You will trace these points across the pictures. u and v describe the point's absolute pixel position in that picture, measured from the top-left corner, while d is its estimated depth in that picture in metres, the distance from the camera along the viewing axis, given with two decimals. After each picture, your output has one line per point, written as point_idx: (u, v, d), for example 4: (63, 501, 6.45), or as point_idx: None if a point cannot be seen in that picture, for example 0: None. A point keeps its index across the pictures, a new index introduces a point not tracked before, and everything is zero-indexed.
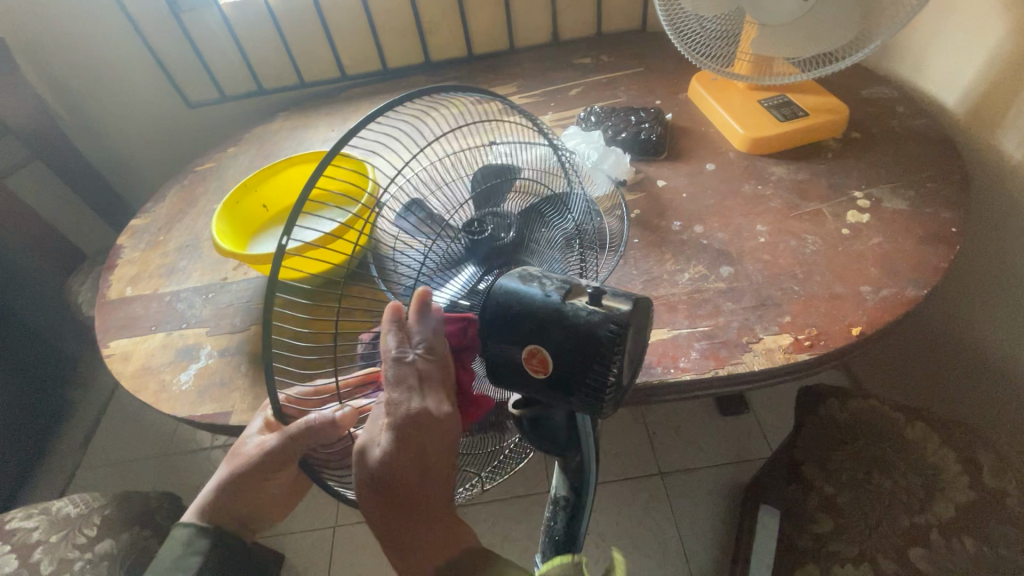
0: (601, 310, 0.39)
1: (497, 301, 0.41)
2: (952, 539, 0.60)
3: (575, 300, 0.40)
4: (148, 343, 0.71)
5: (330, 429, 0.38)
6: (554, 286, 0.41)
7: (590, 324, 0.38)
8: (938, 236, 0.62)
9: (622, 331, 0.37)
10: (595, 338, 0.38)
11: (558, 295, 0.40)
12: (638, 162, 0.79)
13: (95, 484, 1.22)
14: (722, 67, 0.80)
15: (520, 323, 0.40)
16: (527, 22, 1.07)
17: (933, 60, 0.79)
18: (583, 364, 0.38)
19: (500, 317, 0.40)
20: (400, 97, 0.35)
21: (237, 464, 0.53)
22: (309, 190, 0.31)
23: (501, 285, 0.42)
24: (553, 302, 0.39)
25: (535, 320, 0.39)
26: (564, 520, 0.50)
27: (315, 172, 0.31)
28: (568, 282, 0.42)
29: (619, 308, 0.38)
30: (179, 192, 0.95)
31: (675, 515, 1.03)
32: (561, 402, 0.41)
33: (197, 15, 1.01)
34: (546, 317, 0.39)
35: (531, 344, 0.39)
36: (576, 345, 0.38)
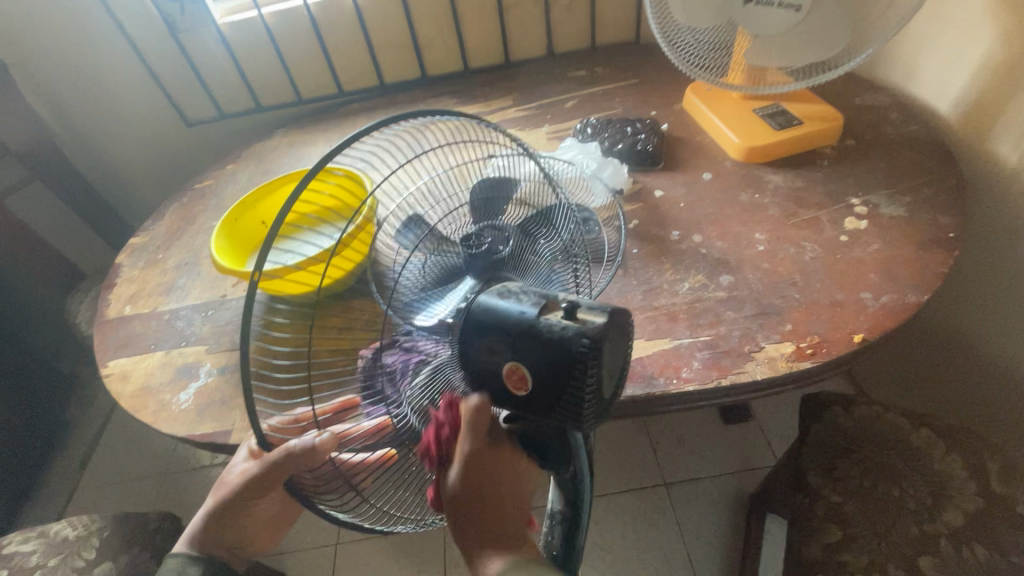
0: (575, 324, 0.38)
1: (475, 319, 0.40)
2: (963, 549, 0.59)
3: (551, 315, 0.39)
4: (147, 361, 0.71)
5: (309, 454, 0.37)
6: (530, 301, 0.40)
7: (564, 340, 0.37)
8: (937, 242, 0.62)
9: (595, 346, 0.37)
10: (570, 353, 0.37)
11: (533, 311, 0.39)
12: (635, 173, 0.79)
13: (94, 505, 1.21)
14: (717, 78, 0.81)
15: (495, 341, 0.39)
16: (523, 36, 1.08)
17: (925, 67, 0.79)
18: (561, 379, 0.38)
19: (478, 335, 0.40)
20: (373, 123, 0.36)
21: (224, 495, 0.52)
22: (287, 210, 0.32)
23: (479, 303, 0.41)
24: (527, 318, 0.39)
25: (510, 337, 0.39)
26: (562, 535, 0.48)
27: (293, 195, 0.32)
28: (544, 296, 0.41)
29: (593, 321, 0.38)
30: (179, 210, 0.95)
31: (681, 526, 1.02)
32: (541, 416, 0.40)
33: (195, 34, 1.02)
34: (520, 334, 0.39)
35: (510, 361, 0.39)
36: (552, 360, 0.37)
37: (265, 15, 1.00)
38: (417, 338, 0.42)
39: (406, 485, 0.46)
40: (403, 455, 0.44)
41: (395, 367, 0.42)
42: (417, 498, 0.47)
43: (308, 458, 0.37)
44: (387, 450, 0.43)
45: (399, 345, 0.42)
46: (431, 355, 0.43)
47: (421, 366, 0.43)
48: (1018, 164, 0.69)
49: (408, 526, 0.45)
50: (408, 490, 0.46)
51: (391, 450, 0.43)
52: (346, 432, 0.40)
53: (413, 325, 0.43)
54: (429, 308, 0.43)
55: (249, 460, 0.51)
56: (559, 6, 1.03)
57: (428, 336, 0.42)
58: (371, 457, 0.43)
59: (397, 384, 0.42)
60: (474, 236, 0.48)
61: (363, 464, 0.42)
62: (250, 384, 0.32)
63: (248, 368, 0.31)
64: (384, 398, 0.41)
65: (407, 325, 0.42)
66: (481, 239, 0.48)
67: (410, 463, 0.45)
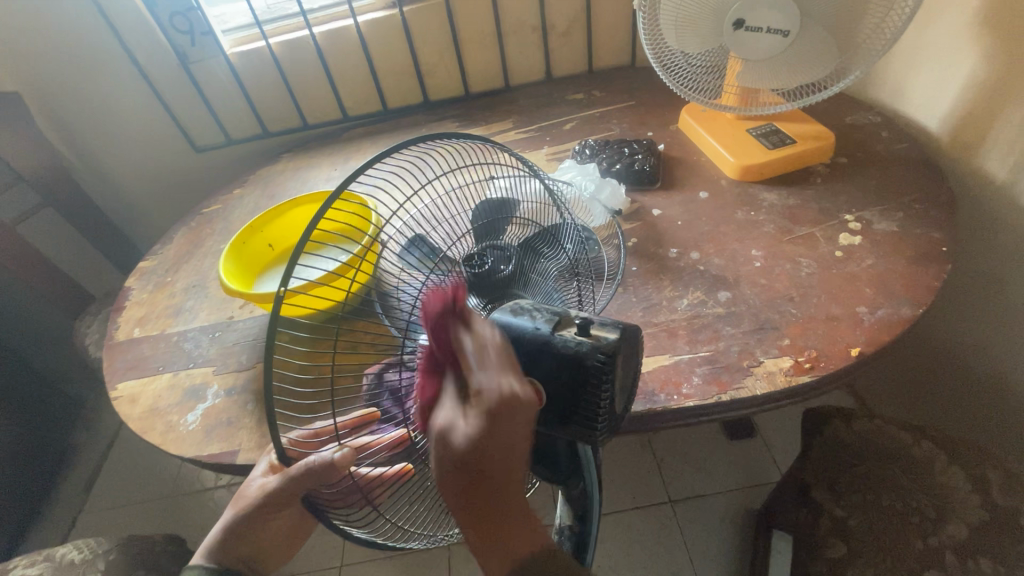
0: (589, 340, 0.39)
1: None
2: (968, 562, 0.59)
3: (563, 331, 0.40)
4: (156, 383, 0.72)
5: (328, 468, 0.38)
6: (543, 318, 0.41)
7: (579, 355, 0.39)
8: (930, 256, 0.64)
9: (610, 361, 0.38)
10: (585, 367, 0.38)
11: (547, 327, 0.40)
12: (633, 192, 0.81)
13: (97, 528, 1.20)
14: (708, 99, 0.83)
15: (511, 356, 0.40)
16: (522, 61, 1.11)
17: (914, 87, 0.82)
18: (575, 392, 0.39)
19: None
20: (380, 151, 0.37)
21: (241, 507, 0.53)
22: (311, 232, 0.33)
23: (494, 320, 0.42)
24: (543, 334, 0.40)
25: (527, 352, 0.40)
26: (570, 551, 0.49)
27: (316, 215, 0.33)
28: (558, 313, 0.42)
29: (607, 338, 0.39)
30: (187, 233, 0.97)
31: (687, 544, 1.01)
32: (555, 430, 0.41)
33: (205, 64, 1.06)
34: (537, 350, 0.40)
35: (525, 376, 0.40)
36: (566, 373, 0.39)
37: (272, 45, 1.04)
38: None
39: (422, 500, 0.46)
40: (419, 471, 0.44)
41: (399, 387, 0.40)
42: (432, 514, 0.47)
43: (327, 473, 0.38)
44: (404, 466, 0.44)
45: (410, 365, 0.40)
46: None
47: None
48: (1008, 179, 0.71)
49: (419, 540, 0.46)
50: (423, 505, 0.47)
51: (410, 467, 0.44)
52: (367, 445, 0.41)
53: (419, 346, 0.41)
54: None
55: (267, 475, 0.51)
56: (556, 33, 1.07)
57: None
58: (388, 472, 0.43)
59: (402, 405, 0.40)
60: (477, 257, 0.50)
61: (380, 479, 0.43)
62: (273, 398, 0.33)
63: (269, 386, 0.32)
64: (393, 416, 0.41)
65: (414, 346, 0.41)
66: (484, 259, 0.50)
67: (426, 479, 0.46)
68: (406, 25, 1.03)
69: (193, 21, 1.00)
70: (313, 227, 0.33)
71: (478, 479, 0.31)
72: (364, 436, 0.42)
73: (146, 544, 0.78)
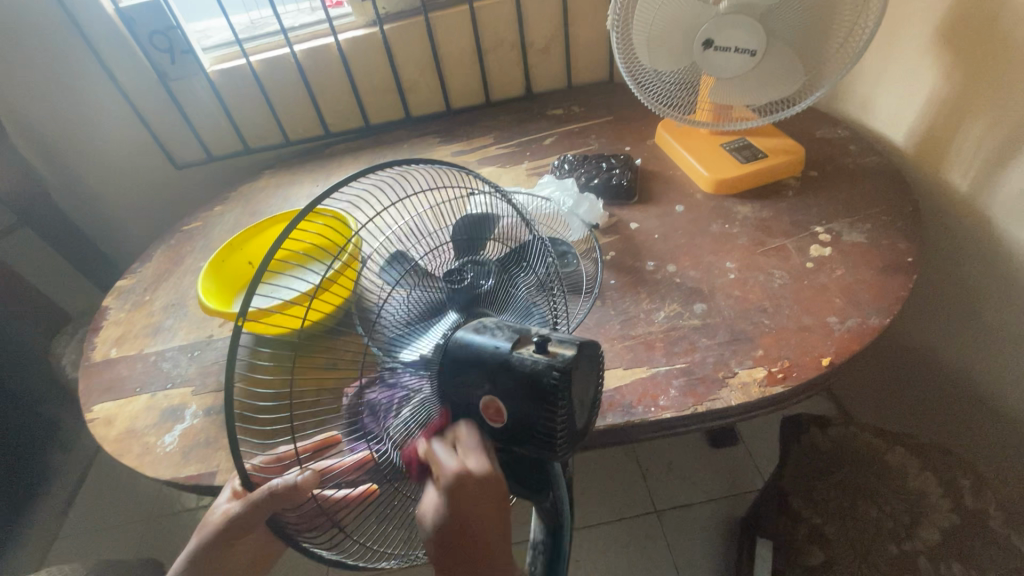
0: (545, 357, 0.40)
1: (455, 354, 0.43)
2: (940, 565, 0.60)
3: (522, 349, 0.41)
4: (132, 405, 0.71)
5: (292, 492, 0.39)
6: (505, 336, 0.43)
7: (535, 372, 0.39)
8: (897, 266, 0.66)
9: (564, 377, 0.39)
10: (541, 385, 0.39)
11: (506, 345, 0.41)
12: (611, 206, 0.82)
13: (75, 553, 1.18)
14: (684, 115, 0.85)
15: (473, 373, 0.42)
16: (502, 78, 1.13)
17: (878, 102, 0.85)
18: (533, 409, 0.40)
19: (458, 369, 0.43)
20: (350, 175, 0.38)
21: (203, 536, 0.51)
22: (273, 254, 0.34)
23: (458, 338, 0.44)
24: (501, 351, 0.41)
25: (487, 369, 0.41)
26: (543, 566, 0.48)
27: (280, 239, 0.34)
28: (518, 330, 0.43)
29: (562, 354, 0.40)
30: (166, 251, 0.97)
31: (673, 554, 1.01)
32: (522, 446, 0.42)
33: (185, 82, 1.06)
34: (496, 367, 0.41)
35: (489, 394, 0.41)
36: (524, 390, 0.40)
37: (253, 63, 1.05)
38: (400, 374, 0.43)
39: (388, 519, 0.47)
40: (384, 489, 0.45)
41: (378, 403, 0.42)
42: (399, 532, 0.47)
43: (290, 495, 0.39)
44: (370, 485, 0.44)
45: (381, 381, 0.42)
46: (414, 390, 0.44)
47: (404, 403, 0.44)
48: (970, 190, 0.74)
49: (388, 560, 0.46)
50: (389, 524, 0.47)
51: (373, 485, 0.44)
52: (329, 468, 0.41)
53: (397, 362, 0.43)
54: (412, 344, 0.44)
55: (231, 501, 0.51)
56: (535, 50, 1.09)
57: (411, 371, 0.44)
58: (352, 494, 0.43)
59: (380, 419, 0.43)
60: (456, 272, 0.50)
61: (345, 500, 0.43)
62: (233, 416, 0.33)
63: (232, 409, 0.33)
64: (370, 434, 0.42)
65: (392, 363, 0.42)
66: (463, 275, 0.50)
67: (392, 497, 0.46)
68: (387, 43, 1.05)
69: (173, 40, 1.00)
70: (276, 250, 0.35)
71: (458, 539, 0.40)
72: (325, 459, 0.42)
73: (122, 571, 0.77)
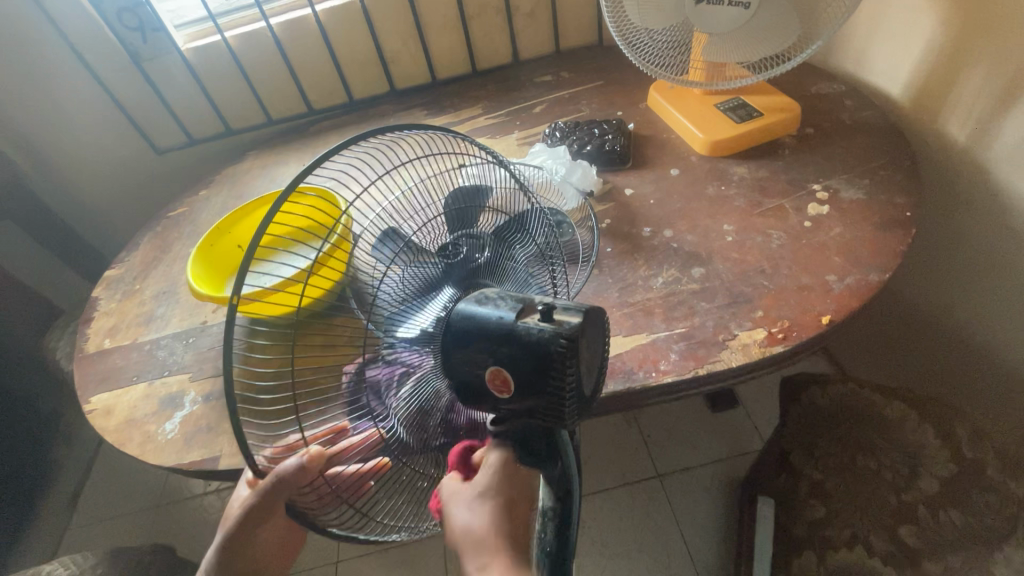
0: (551, 325, 0.39)
1: (458, 328, 0.42)
2: (939, 514, 0.61)
3: (528, 318, 0.40)
4: (130, 394, 0.70)
5: (300, 474, 0.40)
6: (508, 306, 0.42)
7: (542, 342, 0.39)
8: (894, 221, 0.65)
9: (572, 345, 0.38)
10: (549, 353, 0.38)
11: (511, 315, 0.40)
12: (605, 173, 0.81)
13: (87, 543, 1.19)
14: (675, 75, 0.82)
15: (478, 346, 0.41)
16: (487, 44, 1.09)
17: (874, 53, 0.82)
18: (540, 377, 0.39)
19: (462, 344, 0.41)
20: (337, 144, 0.37)
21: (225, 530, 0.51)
22: (260, 237, 0.33)
23: (458, 311, 0.43)
24: (507, 321, 0.40)
25: (492, 340, 0.40)
26: (554, 530, 0.47)
27: (266, 217, 0.34)
28: (522, 299, 0.42)
29: (569, 321, 0.39)
30: (154, 239, 0.95)
31: (676, 516, 1.03)
32: (531, 416, 0.42)
33: (158, 61, 1.02)
34: (502, 338, 0.40)
35: (494, 365, 0.40)
36: (533, 360, 0.39)
37: (228, 39, 1.01)
38: (400, 351, 0.43)
39: (399, 492, 0.47)
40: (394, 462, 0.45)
41: (379, 380, 0.42)
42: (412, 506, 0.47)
43: (300, 476, 0.40)
44: (380, 459, 0.44)
45: (381, 359, 0.42)
46: (414, 366, 0.44)
47: (405, 378, 0.44)
48: (967, 142, 0.73)
49: (401, 533, 0.46)
50: (400, 499, 0.47)
51: (383, 458, 0.44)
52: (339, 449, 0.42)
53: (396, 339, 0.43)
54: (409, 321, 0.44)
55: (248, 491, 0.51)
56: (521, 14, 1.05)
57: (409, 348, 0.43)
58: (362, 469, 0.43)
59: (382, 397, 0.43)
60: (451, 246, 0.49)
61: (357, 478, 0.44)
62: (233, 395, 0.33)
63: (232, 394, 0.33)
64: (375, 412, 0.42)
65: (391, 340, 0.42)
66: (458, 249, 0.50)
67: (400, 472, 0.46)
68: (366, 12, 1.01)
69: (142, 17, 0.96)
70: (262, 233, 0.33)
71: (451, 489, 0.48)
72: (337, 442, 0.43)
73: (134, 557, 0.77)
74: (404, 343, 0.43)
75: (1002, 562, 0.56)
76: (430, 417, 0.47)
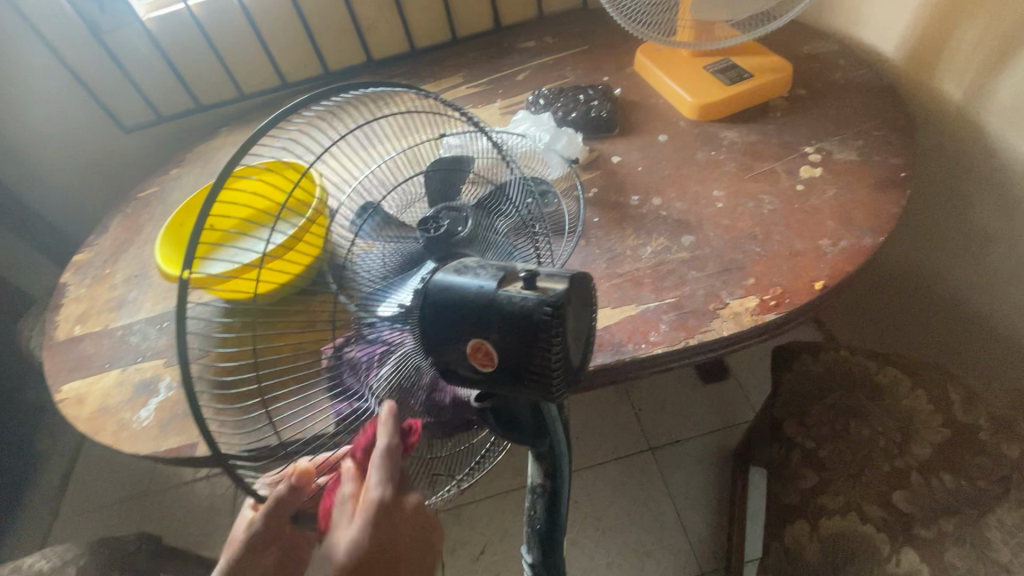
0: (535, 293, 0.37)
1: (433, 298, 0.39)
2: (932, 480, 0.60)
3: (509, 287, 0.38)
4: (103, 382, 0.67)
5: (294, 491, 0.40)
6: (488, 274, 0.39)
7: (526, 310, 0.36)
8: (889, 182, 0.63)
9: (558, 313, 0.36)
10: (534, 322, 0.36)
11: (491, 284, 0.38)
12: (591, 141, 0.78)
13: (74, 534, 1.18)
14: (663, 36, 0.79)
15: (456, 317, 0.38)
16: (467, 9, 1.04)
17: (869, 9, 0.79)
18: (525, 349, 0.37)
19: (439, 315, 0.38)
20: (289, 106, 0.34)
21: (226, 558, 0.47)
22: (209, 207, 0.31)
23: (434, 280, 0.39)
24: (487, 291, 0.37)
25: (473, 313, 0.38)
26: (544, 508, 0.47)
27: (212, 192, 0.31)
28: (503, 268, 0.40)
29: (554, 289, 0.37)
30: (123, 221, 0.91)
31: (669, 488, 1.04)
32: (515, 391, 0.39)
33: (118, 33, 0.96)
34: (481, 308, 0.37)
35: (474, 337, 0.38)
36: (518, 330, 0.36)
37: (192, 7, 0.95)
38: (379, 329, 0.41)
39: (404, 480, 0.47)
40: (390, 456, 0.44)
41: (357, 359, 0.42)
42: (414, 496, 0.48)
43: (295, 495, 0.40)
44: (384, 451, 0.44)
45: (360, 338, 0.42)
46: (394, 345, 0.42)
47: (384, 357, 0.42)
48: (963, 100, 0.71)
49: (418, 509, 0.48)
50: None
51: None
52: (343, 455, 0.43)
53: (374, 317, 0.41)
54: (389, 296, 0.41)
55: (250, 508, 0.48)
56: None
57: (388, 325, 0.41)
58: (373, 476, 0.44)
59: (361, 377, 0.43)
60: (432, 221, 0.46)
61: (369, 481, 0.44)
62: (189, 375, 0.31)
63: (190, 377, 0.31)
64: (354, 391, 0.43)
65: (368, 317, 0.41)
66: (439, 222, 0.46)
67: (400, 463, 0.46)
68: None
69: None
70: (209, 206, 0.31)
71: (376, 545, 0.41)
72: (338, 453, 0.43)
73: (118, 546, 0.76)
74: (383, 321, 0.41)
75: (997, 525, 0.56)
76: (412, 395, 0.44)
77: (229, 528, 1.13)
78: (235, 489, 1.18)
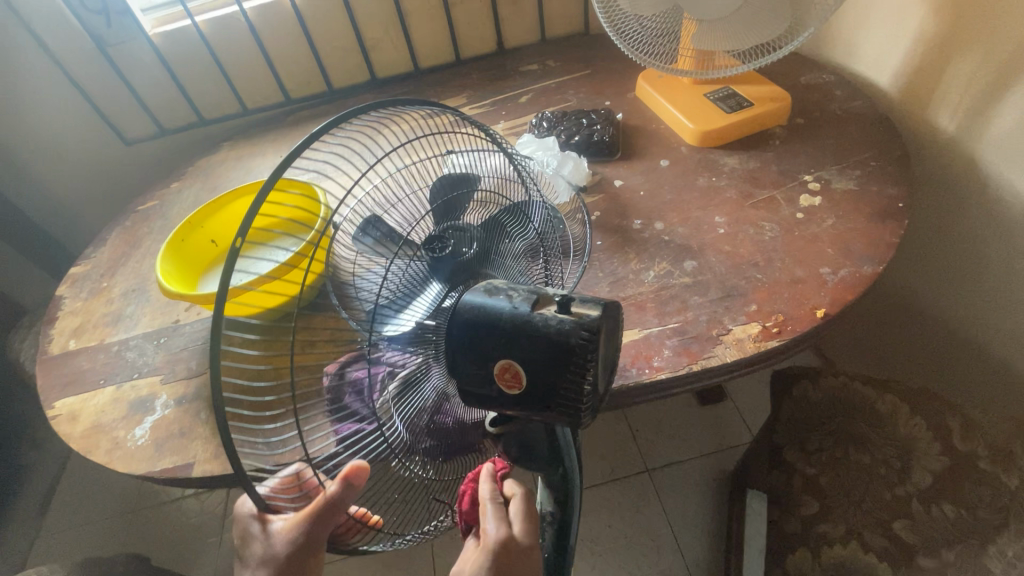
0: (570, 317, 0.37)
1: (464, 319, 0.39)
2: (932, 508, 0.61)
3: (543, 309, 0.39)
4: (97, 399, 0.66)
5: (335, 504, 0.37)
6: (521, 297, 0.39)
7: (562, 333, 0.37)
8: (886, 212, 0.64)
9: (593, 338, 0.37)
10: (568, 347, 0.37)
11: (526, 306, 0.38)
12: (594, 164, 0.79)
13: (57, 553, 1.14)
14: (665, 65, 0.80)
15: (486, 337, 0.38)
16: (471, 33, 1.06)
17: (864, 42, 0.81)
18: (556, 375, 0.37)
19: (469, 337, 0.39)
20: (327, 121, 0.33)
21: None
22: (247, 225, 0.29)
23: (464, 301, 0.40)
24: (521, 314, 0.38)
25: (503, 332, 0.38)
26: (552, 536, 0.48)
27: (254, 203, 0.29)
28: (535, 291, 0.40)
29: (589, 314, 0.38)
30: (122, 234, 0.90)
31: (666, 511, 1.03)
32: (540, 416, 0.40)
33: (124, 48, 0.97)
34: (515, 330, 0.38)
35: (503, 358, 0.38)
36: (550, 355, 0.37)
37: (198, 23, 0.96)
38: (385, 350, 0.40)
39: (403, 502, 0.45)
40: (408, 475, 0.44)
41: (363, 380, 0.40)
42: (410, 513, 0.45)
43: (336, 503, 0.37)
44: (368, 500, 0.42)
45: (364, 358, 0.39)
46: (397, 366, 0.41)
47: (387, 379, 0.41)
48: (956, 132, 0.73)
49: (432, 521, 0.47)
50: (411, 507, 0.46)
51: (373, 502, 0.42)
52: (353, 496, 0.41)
53: (380, 339, 0.39)
54: (396, 318, 0.39)
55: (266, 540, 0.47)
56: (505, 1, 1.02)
57: (395, 347, 0.40)
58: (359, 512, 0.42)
59: (366, 399, 0.40)
60: (437, 239, 0.44)
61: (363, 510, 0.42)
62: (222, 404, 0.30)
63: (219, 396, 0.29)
64: (358, 414, 0.40)
65: (375, 339, 0.39)
66: (444, 241, 0.45)
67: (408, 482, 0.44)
68: None
69: None
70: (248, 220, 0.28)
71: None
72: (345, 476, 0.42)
73: (105, 569, 0.74)
74: (388, 342, 0.40)
75: (997, 555, 0.57)
76: (417, 417, 0.44)
77: (217, 547, 1.11)
78: (224, 507, 1.15)
